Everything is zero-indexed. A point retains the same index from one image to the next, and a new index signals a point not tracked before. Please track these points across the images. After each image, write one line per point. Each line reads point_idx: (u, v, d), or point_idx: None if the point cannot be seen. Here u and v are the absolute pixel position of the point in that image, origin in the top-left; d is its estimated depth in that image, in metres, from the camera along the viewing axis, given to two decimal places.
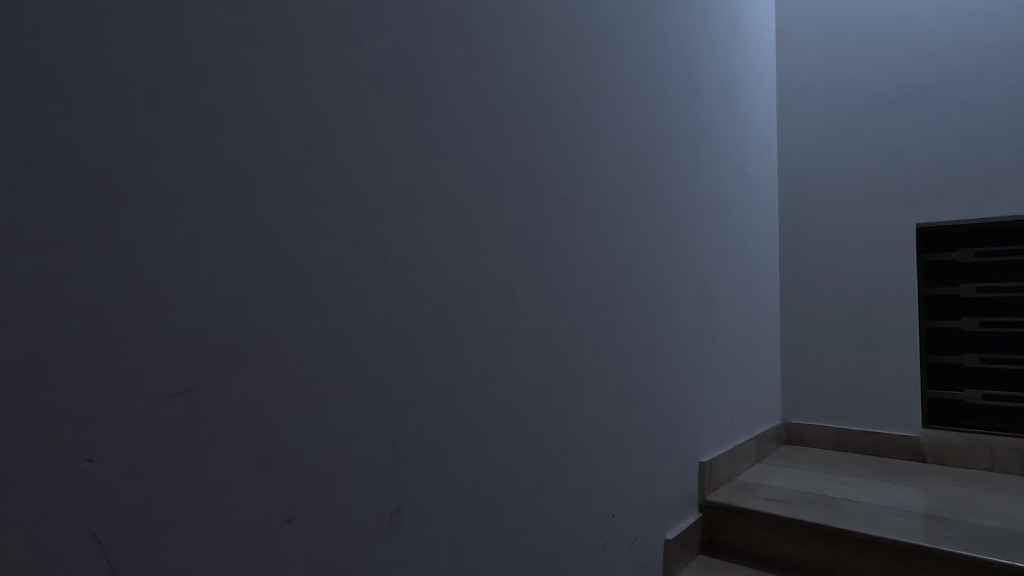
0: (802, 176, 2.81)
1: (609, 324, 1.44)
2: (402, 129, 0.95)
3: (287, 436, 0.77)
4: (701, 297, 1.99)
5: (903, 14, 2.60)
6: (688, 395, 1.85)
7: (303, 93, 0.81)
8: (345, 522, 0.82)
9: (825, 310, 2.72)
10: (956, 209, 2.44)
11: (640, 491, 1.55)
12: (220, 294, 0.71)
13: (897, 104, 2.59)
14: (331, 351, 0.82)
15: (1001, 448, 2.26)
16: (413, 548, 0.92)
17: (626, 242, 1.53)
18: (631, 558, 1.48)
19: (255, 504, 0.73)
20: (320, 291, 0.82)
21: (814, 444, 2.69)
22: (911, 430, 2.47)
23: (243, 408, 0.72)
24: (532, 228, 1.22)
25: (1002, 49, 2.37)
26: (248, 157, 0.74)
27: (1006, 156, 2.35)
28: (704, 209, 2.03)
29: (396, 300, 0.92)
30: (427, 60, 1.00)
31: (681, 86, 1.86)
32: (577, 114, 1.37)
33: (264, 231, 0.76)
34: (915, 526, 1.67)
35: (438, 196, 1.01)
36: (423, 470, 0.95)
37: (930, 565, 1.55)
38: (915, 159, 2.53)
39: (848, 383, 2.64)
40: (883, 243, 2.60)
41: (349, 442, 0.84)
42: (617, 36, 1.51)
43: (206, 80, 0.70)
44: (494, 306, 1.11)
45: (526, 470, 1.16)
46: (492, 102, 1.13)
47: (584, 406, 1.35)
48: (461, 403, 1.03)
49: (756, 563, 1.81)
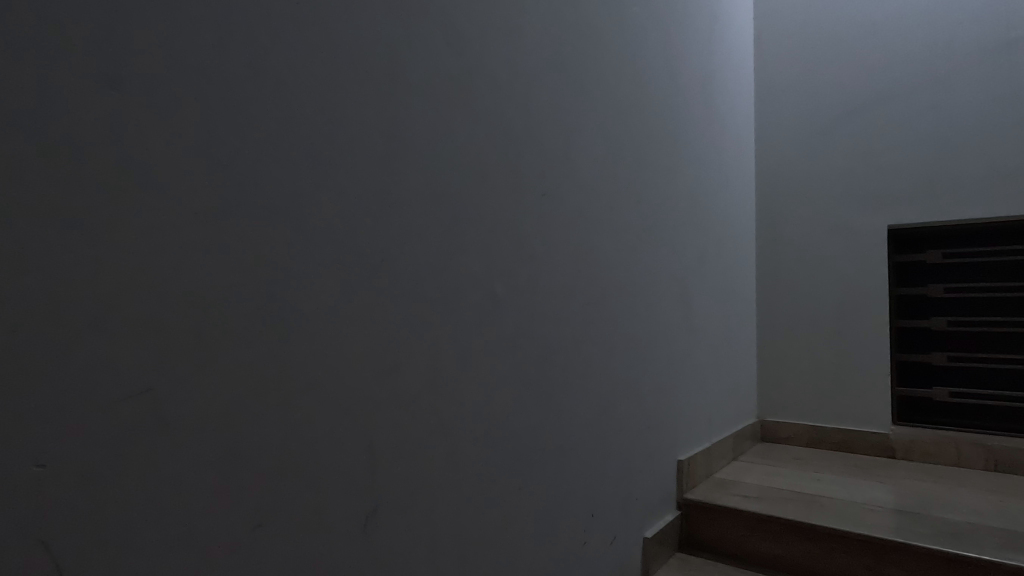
0: (778, 175, 2.86)
1: (589, 321, 1.45)
2: (379, 122, 0.92)
3: (257, 436, 0.73)
4: (680, 295, 2.00)
5: (877, 21, 2.65)
6: (667, 396, 1.87)
7: (276, 82, 0.78)
8: (319, 526, 0.80)
9: (799, 310, 2.76)
10: (925, 211, 2.49)
11: (619, 490, 1.55)
12: (186, 289, 0.67)
13: (868, 111, 2.65)
14: (305, 348, 0.80)
15: (967, 445, 2.32)
16: (390, 551, 0.90)
17: (606, 241, 1.54)
18: (610, 556, 1.48)
19: (222, 506, 0.69)
20: (293, 285, 0.79)
21: (789, 441, 2.73)
22: (882, 426, 2.52)
23: (210, 409, 0.69)
24: (512, 226, 1.20)
25: (970, 57, 2.44)
26: (216, 147, 0.71)
27: (973, 159, 2.41)
28: (684, 208, 2.05)
29: (373, 296, 0.90)
30: (404, 51, 0.97)
31: (661, 88, 1.87)
32: (559, 113, 1.37)
33: (233, 222, 0.72)
34: (885, 521, 1.70)
35: (417, 191, 0.99)
36: (401, 471, 0.93)
37: (901, 559, 1.57)
38: (887, 163, 2.59)
39: (820, 381, 2.69)
40: (855, 243, 2.64)
41: (324, 442, 0.81)
42: (596, 39, 1.51)
43: (168, 64, 0.67)
44: (473, 303, 1.09)
45: (505, 468, 1.15)
46: (476, 103, 1.12)
47: (564, 405, 1.34)
48: (439, 402, 1.01)
49: (734, 559, 1.82)
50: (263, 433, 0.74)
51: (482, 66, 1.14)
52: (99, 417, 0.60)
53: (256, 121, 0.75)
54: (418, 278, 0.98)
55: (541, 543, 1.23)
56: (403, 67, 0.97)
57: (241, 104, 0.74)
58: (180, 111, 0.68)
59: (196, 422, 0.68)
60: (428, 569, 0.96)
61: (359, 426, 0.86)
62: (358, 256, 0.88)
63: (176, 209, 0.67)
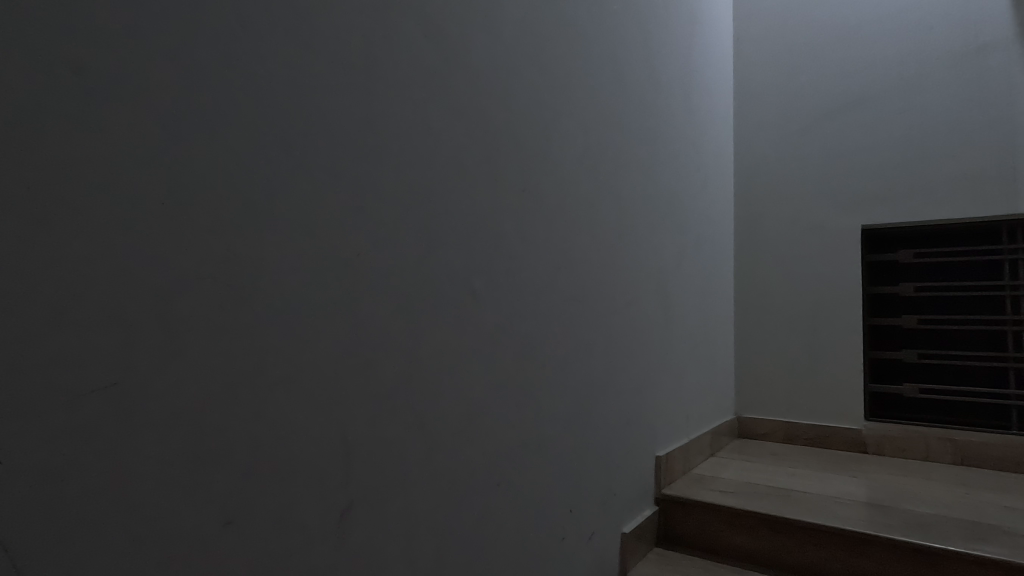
0: (756, 174, 2.89)
1: (567, 317, 1.46)
2: (355, 114, 0.91)
3: (228, 432, 0.72)
4: (659, 293, 2.02)
5: (853, 25, 2.70)
6: (645, 392, 1.89)
7: (250, 71, 0.76)
8: (290, 522, 0.78)
9: (776, 308, 2.81)
10: (897, 211, 2.55)
11: (598, 486, 1.56)
12: (154, 280, 0.66)
13: (843, 113, 2.70)
14: (279, 342, 0.79)
15: (936, 440, 2.38)
16: (364, 548, 0.89)
17: (585, 237, 1.55)
18: (589, 552, 1.49)
19: (189, 503, 0.68)
20: (266, 278, 0.77)
21: (765, 437, 2.77)
22: (854, 422, 2.58)
23: (179, 404, 0.68)
24: (491, 222, 1.20)
25: (941, 61, 2.51)
26: (185, 136, 0.69)
27: (944, 161, 2.47)
28: (664, 206, 2.07)
29: (349, 290, 0.89)
30: (382, 44, 0.96)
31: (641, 87, 1.89)
32: (540, 109, 1.37)
33: (205, 213, 0.71)
34: (856, 514, 1.74)
35: (395, 185, 0.98)
36: (376, 467, 0.92)
37: (871, 551, 1.61)
38: (861, 164, 2.65)
39: (795, 378, 2.74)
40: (830, 243, 2.69)
41: (297, 438, 0.80)
42: (576, 34, 1.51)
43: (136, 50, 0.65)
44: (451, 298, 1.09)
45: (482, 465, 1.15)
46: (454, 97, 1.11)
47: (543, 401, 1.34)
48: (416, 398, 1.00)
49: (710, 554, 1.85)
50: (235, 429, 0.73)
51: (461, 61, 1.13)
52: (60, 412, 0.58)
53: (228, 111, 0.74)
54: (396, 273, 0.97)
55: (519, 539, 1.23)
56: (380, 60, 0.96)
57: (210, 92, 0.72)
58: (148, 97, 0.66)
59: (162, 417, 0.66)
60: (405, 566, 0.96)
61: (335, 422, 0.85)
62: (334, 250, 0.87)
63: (142, 199, 0.65)
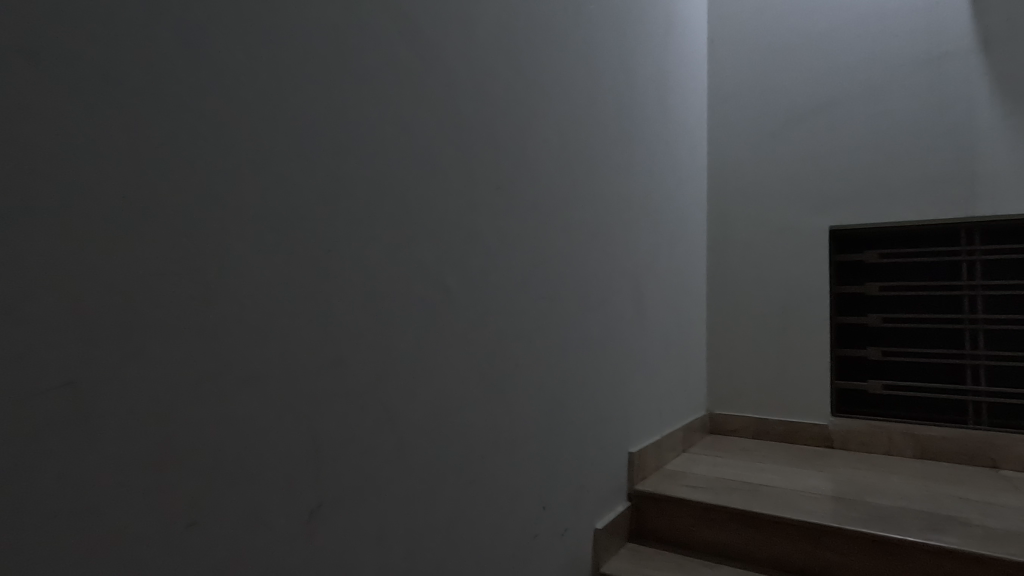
0: (729, 175, 2.94)
1: (541, 315, 1.46)
2: (326, 109, 0.90)
3: (191, 432, 0.71)
4: (633, 291, 2.04)
5: (823, 30, 2.76)
6: (618, 388, 1.92)
7: (216, 63, 0.75)
8: (257, 523, 0.77)
9: (747, 307, 2.86)
10: (863, 213, 2.62)
11: (571, 482, 1.57)
12: (114, 277, 0.64)
13: (812, 116, 2.76)
14: (246, 341, 0.77)
15: (898, 434, 2.46)
16: (333, 547, 0.88)
17: (560, 235, 1.56)
18: (562, 548, 1.51)
19: (151, 504, 0.66)
20: (233, 275, 0.76)
21: (736, 433, 2.82)
22: (821, 418, 2.65)
23: (140, 403, 0.66)
24: (465, 220, 1.20)
25: (905, 67, 2.58)
26: (146, 127, 0.67)
27: (907, 165, 2.55)
28: (638, 205, 2.10)
29: (319, 287, 0.88)
30: (355, 40, 0.95)
31: (616, 86, 1.90)
32: (515, 107, 1.37)
33: (167, 207, 0.69)
34: (822, 507, 1.78)
35: (367, 181, 0.97)
36: (346, 466, 0.91)
37: (835, 543, 1.65)
38: (829, 167, 2.71)
39: (765, 375, 2.80)
40: (799, 243, 2.75)
41: (264, 438, 0.79)
42: (551, 33, 1.52)
43: (94, 41, 0.63)
44: (424, 295, 1.08)
45: (454, 463, 1.14)
46: (428, 93, 1.11)
47: (516, 398, 1.35)
48: (387, 396, 0.99)
49: (681, 548, 1.87)
50: (200, 429, 0.71)
51: (435, 59, 1.13)
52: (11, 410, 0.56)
53: (193, 104, 0.72)
54: (367, 271, 0.96)
55: (491, 537, 1.24)
56: (352, 54, 0.95)
57: (173, 84, 0.70)
58: (108, 88, 0.64)
59: (121, 416, 0.64)
60: (375, 564, 0.95)
61: (303, 422, 0.84)
62: (303, 247, 0.85)
63: (99, 191, 0.63)
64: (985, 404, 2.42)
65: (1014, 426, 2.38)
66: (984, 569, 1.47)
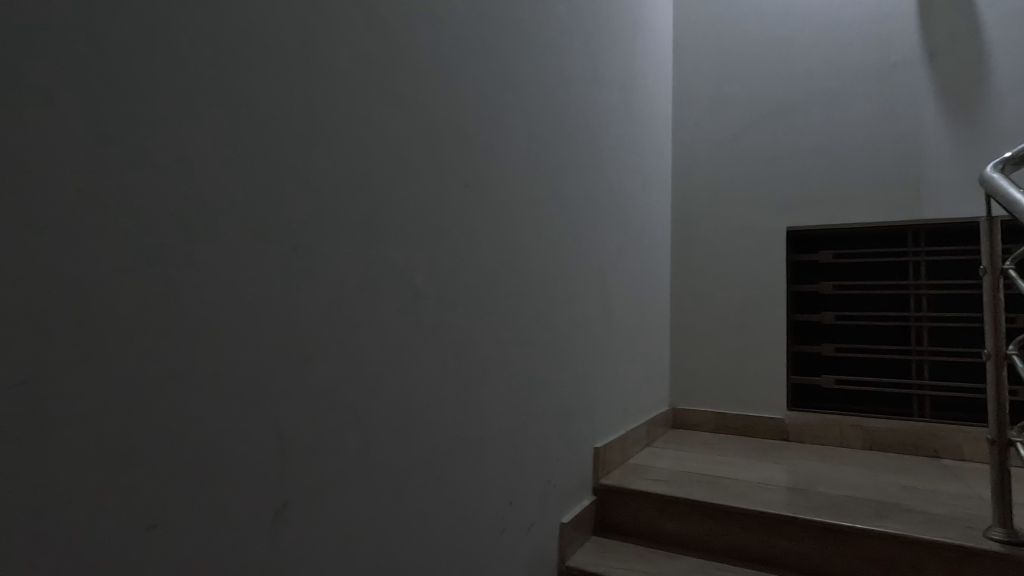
0: (693, 175, 3.01)
1: (509, 312, 1.48)
2: (294, 104, 0.88)
3: (153, 433, 0.69)
4: (599, 288, 2.08)
5: (782, 37, 2.86)
6: (584, 384, 1.95)
7: (176, 53, 0.72)
8: (221, 524, 0.76)
9: (708, 304, 2.94)
10: (818, 215, 2.72)
11: (537, 477, 1.59)
12: (70, 272, 0.62)
13: (771, 120, 2.86)
14: (208, 337, 0.75)
15: (849, 427, 2.58)
16: (298, 547, 0.87)
17: (528, 232, 1.58)
18: (528, 544, 1.53)
19: (109, 506, 0.64)
20: (195, 271, 0.74)
21: (697, 427, 2.90)
22: (777, 412, 2.74)
23: (98, 403, 0.64)
24: (433, 217, 1.20)
25: (858, 75, 2.70)
26: (105, 118, 0.65)
27: (859, 169, 2.66)
28: (605, 203, 2.13)
29: (285, 285, 0.86)
30: (321, 33, 0.93)
31: (585, 86, 1.93)
32: (485, 106, 1.39)
33: (128, 202, 0.67)
34: (777, 497, 1.86)
35: (335, 178, 0.96)
36: (312, 465, 0.90)
37: (790, 532, 1.72)
38: (787, 170, 2.81)
39: (725, 370, 2.88)
40: (759, 243, 2.84)
41: (226, 438, 0.77)
42: (521, 31, 1.53)
43: (50, 28, 0.60)
44: (393, 293, 1.08)
45: (422, 460, 1.14)
46: (397, 89, 1.10)
47: (484, 395, 1.36)
48: (355, 394, 0.99)
49: (645, 540, 1.92)
50: (160, 429, 0.69)
51: (404, 55, 1.12)
52: None
53: (152, 95, 0.69)
54: (333, 267, 0.95)
55: (458, 533, 1.25)
56: (321, 50, 0.93)
57: (135, 74, 0.68)
58: (61, 76, 0.61)
59: (77, 418, 0.62)
60: (341, 563, 0.95)
61: (267, 420, 0.83)
62: (269, 245, 0.84)
63: (55, 185, 0.60)
64: (929, 397, 2.55)
65: (955, 417, 2.52)
66: (925, 553, 1.56)
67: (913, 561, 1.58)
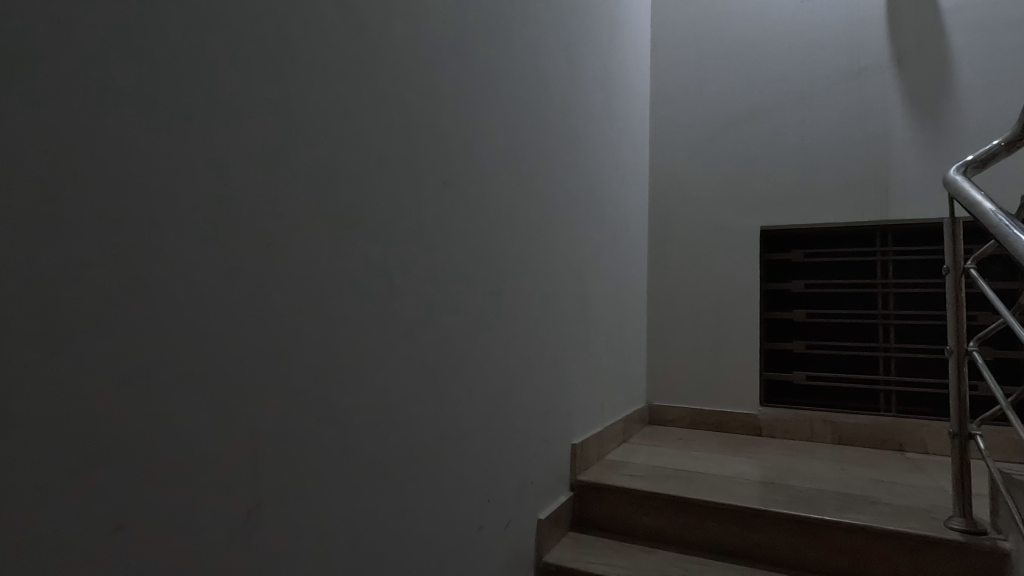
0: (670, 174, 3.05)
1: (486, 309, 1.48)
2: (268, 98, 0.87)
3: (121, 433, 0.67)
4: (577, 285, 2.10)
5: (757, 40, 2.91)
6: (562, 380, 1.96)
7: (145, 42, 0.70)
8: (190, 525, 0.74)
9: (684, 302, 2.99)
10: (791, 215, 2.78)
11: (514, 473, 1.60)
12: (31, 267, 0.59)
13: (746, 121, 2.90)
14: (179, 335, 0.74)
15: (819, 422, 2.64)
16: (269, 547, 0.86)
17: (507, 230, 1.58)
18: (505, 540, 1.53)
19: (74, 509, 0.62)
20: (165, 267, 0.72)
21: (672, 423, 2.95)
22: (750, 408, 2.80)
23: (62, 402, 0.62)
24: (411, 215, 1.19)
25: (829, 78, 2.76)
26: (71, 109, 0.63)
27: (830, 171, 2.73)
28: (583, 202, 2.15)
29: (259, 283, 0.85)
30: (297, 26, 0.92)
31: (563, 85, 1.94)
32: (464, 103, 1.38)
33: (94, 195, 0.65)
34: (750, 491, 1.90)
35: (310, 174, 0.94)
36: (285, 464, 0.89)
37: (762, 525, 1.76)
38: (762, 171, 2.86)
39: (700, 366, 2.93)
40: (733, 242, 2.89)
41: (198, 438, 0.76)
42: (499, 29, 1.53)
43: (14, 14, 0.58)
44: (369, 291, 1.07)
45: (398, 459, 1.14)
46: (374, 85, 1.09)
47: (461, 393, 1.36)
48: (329, 393, 0.98)
49: (620, 535, 1.94)
50: (129, 429, 0.68)
51: (382, 52, 1.11)
52: None
53: (119, 85, 0.67)
54: (309, 264, 0.94)
55: (435, 530, 1.25)
56: (297, 45, 0.92)
57: (103, 65, 0.66)
58: (25, 64, 0.59)
59: (39, 416, 0.60)
60: (315, 562, 0.94)
61: (240, 419, 0.81)
62: (243, 241, 0.82)
63: (17, 177, 0.58)
64: (895, 392, 2.62)
65: (919, 412, 2.60)
66: (890, 543, 1.61)
67: (878, 551, 1.62)
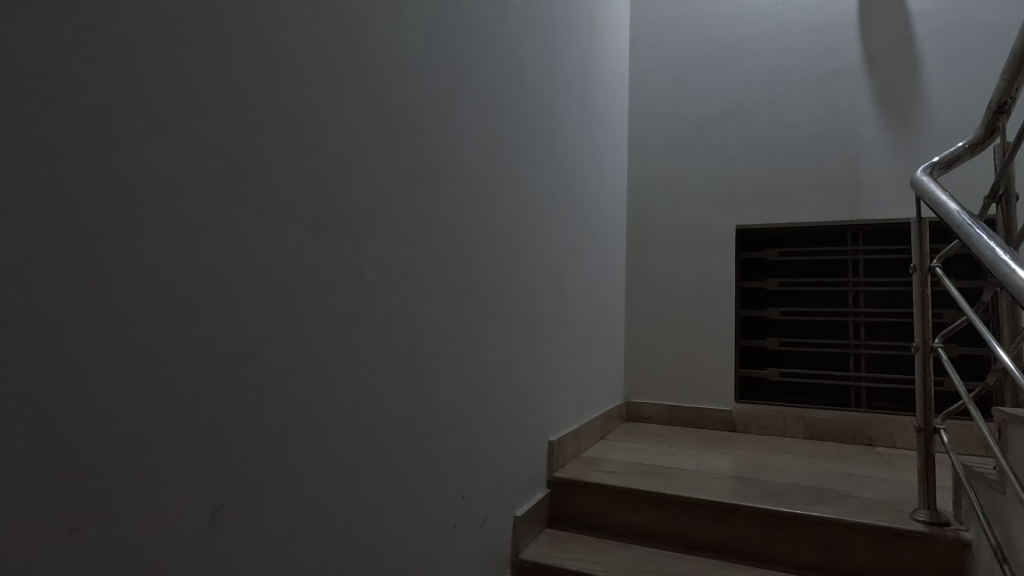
0: (648, 173, 3.07)
1: (461, 306, 1.47)
2: (235, 89, 0.84)
3: (76, 432, 0.64)
4: (554, 282, 2.10)
5: (733, 40, 2.94)
6: (539, 377, 1.96)
7: (104, 28, 0.67)
8: (150, 526, 0.72)
9: (662, 299, 3.01)
10: (766, 214, 2.82)
11: (490, 471, 1.59)
12: None
13: (722, 121, 2.94)
14: (140, 330, 0.71)
15: (792, 418, 2.69)
16: (235, 548, 0.84)
17: (483, 226, 1.57)
18: (480, 537, 1.53)
19: (24, 511, 0.59)
20: (125, 261, 0.69)
21: (650, 419, 2.97)
22: (725, 404, 2.84)
23: (11, 400, 0.59)
24: (384, 210, 1.18)
25: (803, 80, 2.81)
26: (22, 95, 0.60)
27: (803, 171, 2.77)
28: (560, 199, 2.15)
29: (225, 279, 0.83)
30: (265, 15, 0.90)
31: (541, 80, 1.94)
32: (439, 98, 1.37)
33: (47, 185, 0.62)
34: (724, 487, 1.92)
35: (279, 168, 0.92)
36: (253, 463, 0.87)
37: (735, 519, 1.78)
38: (738, 170, 2.90)
39: (677, 363, 2.96)
40: (710, 240, 2.92)
41: (159, 437, 0.73)
42: (475, 24, 1.52)
43: None
44: (341, 287, 1.06)
45: (371, 457, 1.13)
46: (346, 78, 1.07)
47: (435, 390, 1.35)
48: (299, 391, 0.96)
49: (597, 531, 1.95)
50: (84, 429, 0.65)
51: (354, 44, 1.09)
52: None
53: (74, 71, 0.64)
54: (278, 258, 0.92)
55: (409, 529, 1.23)
56: (265, 36, 0.90)
57: (57, 49, 0.63)
58: None
59: None
60: (284, 562, 0.92)
61: (205, 417, 0.79)
62: (208, 236, 0.80)
63: None
64: (865, 388, 2.68)
65: (888, 407, 2.66)
66: (858, 535, 1.65)
67: (847, 543, 1.66)
